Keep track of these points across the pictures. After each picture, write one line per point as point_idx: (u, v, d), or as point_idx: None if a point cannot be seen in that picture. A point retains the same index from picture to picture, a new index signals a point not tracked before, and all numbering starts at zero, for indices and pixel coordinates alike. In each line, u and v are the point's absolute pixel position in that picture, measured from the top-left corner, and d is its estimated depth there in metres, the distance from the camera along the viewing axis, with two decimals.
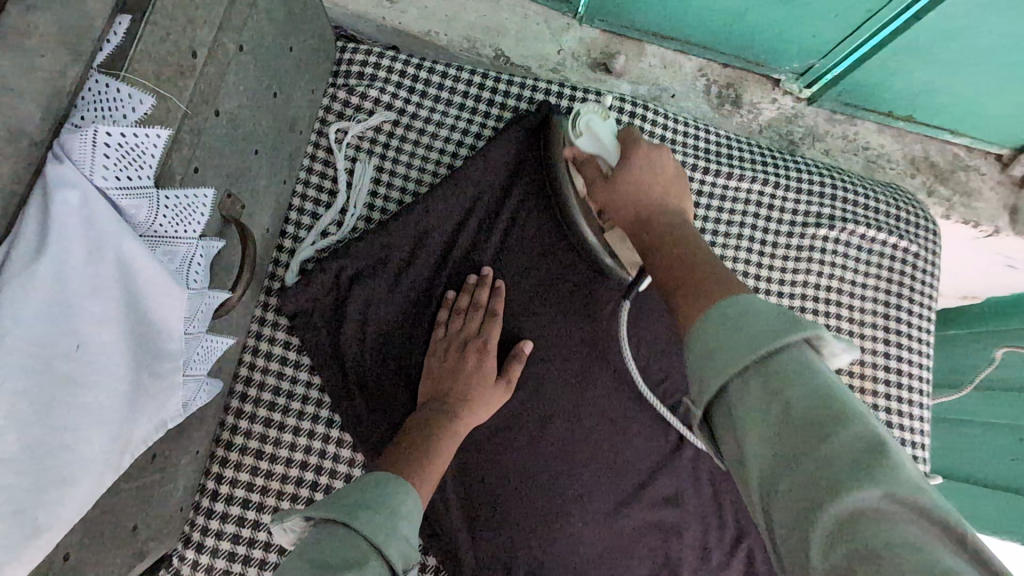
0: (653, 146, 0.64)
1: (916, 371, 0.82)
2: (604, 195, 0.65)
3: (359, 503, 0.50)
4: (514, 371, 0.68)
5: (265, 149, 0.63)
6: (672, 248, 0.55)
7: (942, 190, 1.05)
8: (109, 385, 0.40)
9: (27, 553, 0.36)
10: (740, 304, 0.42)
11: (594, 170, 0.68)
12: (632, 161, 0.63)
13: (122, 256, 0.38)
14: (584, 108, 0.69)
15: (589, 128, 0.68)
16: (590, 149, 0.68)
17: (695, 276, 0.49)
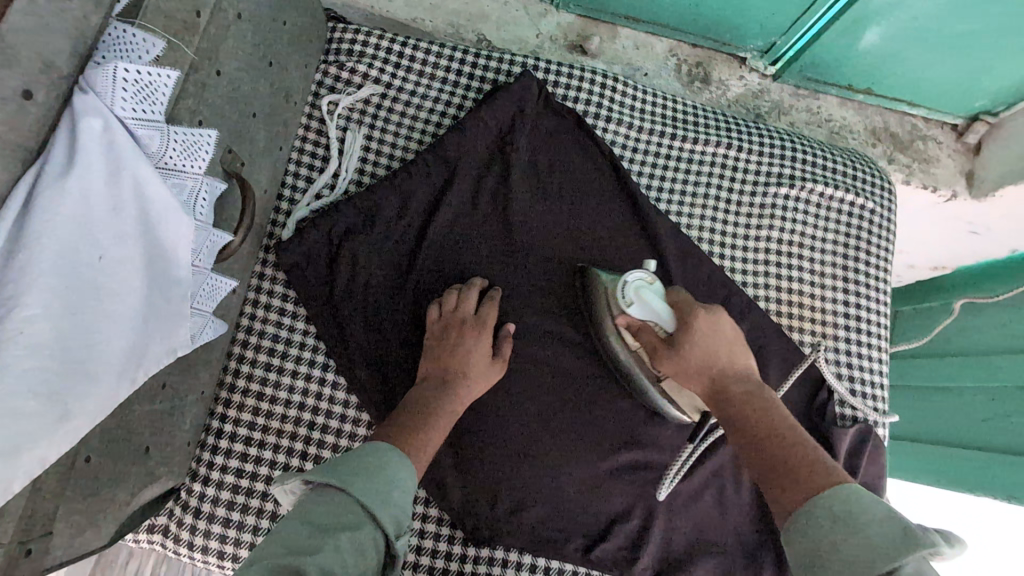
0: (710, 313, 0.66)
1: (874, 318, 0.87)
2: (672, 369, 0.65)
3: (360, 470, 0.54)
4: (505, 348, 0.73)
5: (262, 113, 0.69)
6: (760, 419, 0.58)
7: (902, 157, 1.12)
8: (127, 297, 0.45)
9: (60, 435, 0.41)
10: (842, 502, 0.47)
11: (653, 339, 0.68)
12: (699, 331, 0.65)
13: (139, 181, 0.44)
14: (629, 275, 0.70)
15: (638, 295, 0.68)
16: (642, 318, 0.68)
17: (793, 465, 0.53)
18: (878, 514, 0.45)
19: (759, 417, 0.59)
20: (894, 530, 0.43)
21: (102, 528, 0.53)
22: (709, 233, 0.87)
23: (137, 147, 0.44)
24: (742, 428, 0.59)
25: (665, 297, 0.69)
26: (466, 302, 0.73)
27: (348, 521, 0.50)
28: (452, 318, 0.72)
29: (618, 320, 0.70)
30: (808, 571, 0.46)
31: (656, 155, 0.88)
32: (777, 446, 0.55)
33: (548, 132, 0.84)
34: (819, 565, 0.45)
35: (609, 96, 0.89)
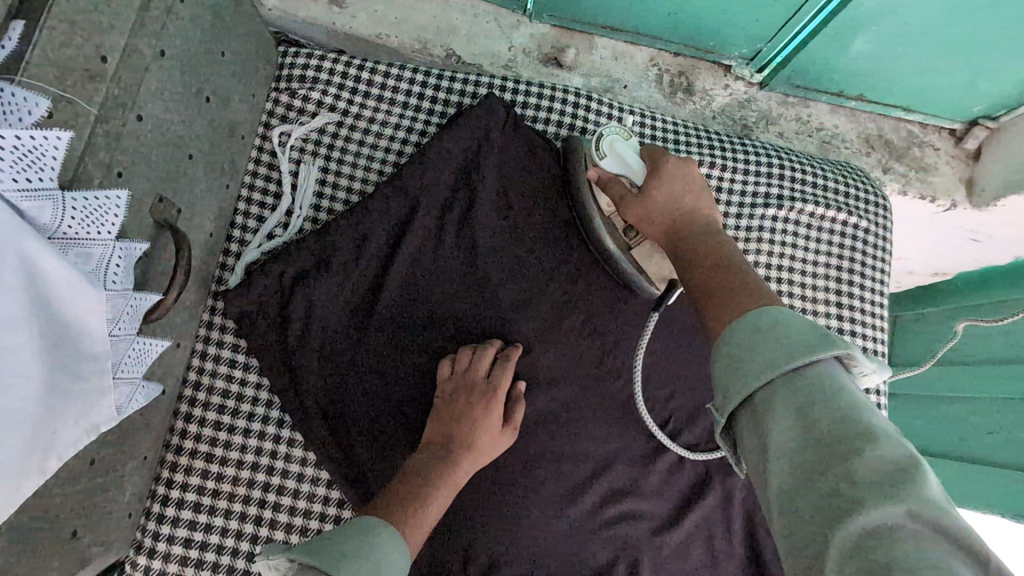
0: (678, 160, 0.65)
1: (870, 343, 0.84)
2: (636, 211, 0.65)
3: (339, 556, 0.51)
4: (516, 416, 0.70)
5: (201, 153, 0.64)
6: (706, 246, 0.58)
7: (898, 166, 1.06)
8: (24, 387, 0.40)
9: None
10: (777, 316, 0.45)
11: (620, 190, 0.67)
12: (664, 175, 0.64)
13: (28, 260, 0.39)
14: (605, 131, 0.68)
15: (612, 148, 0.67)
16: (614, 170, 0.67)
17: (736, 284, 0.52)
18: (802, 318, 0.45)
19: (706, 247, 0.58)
20: (818, 333, 0.43)
21: None
22: None
23: (24, 221, 0.38)
24: (690, 259, 0.58)
25: (640, 151, 0.68)
26: (481, 363, 0.69)
27: None
28: (464, 380, 0.68)
29: (589, 172, 0.69)
30: (722, 378, 0.45)
31: None
32: (721, 270, 0.54)
33: (517, 158, 0.79)
34: (731, 378, 0.44)
35: (583, 115, 0.83)
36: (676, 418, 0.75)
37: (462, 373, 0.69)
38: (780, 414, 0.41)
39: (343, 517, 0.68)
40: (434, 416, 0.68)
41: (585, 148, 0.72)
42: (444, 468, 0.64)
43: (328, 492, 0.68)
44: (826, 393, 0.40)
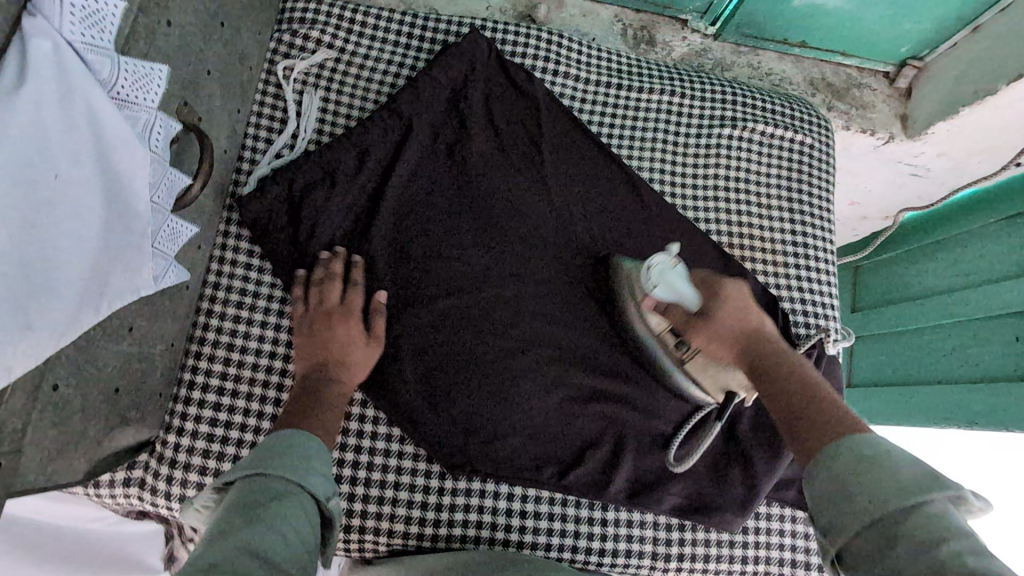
0: (733, 286, 0.72)
1: (821, 245, 0.91)
2: (705, 335, 0.71)
3: (273, 454, 0.57)
4: (378, 325, 0.73)
5: (217, 71, 0.71)
6: (772, 368, 0.66)
7: (841, 104, 1.18)
8: (85, 220, 0.46)
9: (23, 344, 0.42)
10: (877, 449, 0.52)
11: (680, 316, 0.73)
12: (724, 304, 0.71)
13: (91, 104, 0.45)
14: (654, 258, 0.73)
15: (663, 281, 0.72)
16: (668, 298, 0.73)
17: (817, 410, 0.60)
18: (914, 458, 0.51)
19: (770, 371, 0.66)
20: (933, 477, 0.48)
21: (73, 464, 0.53)
22: (660, 175, 0.91)
23: (88, 71, 0.45)
24: (763, 388, 0.65)
25: (689, 278, 0.73)
26: (331, 295, 0.73)
27: (279, 492, 0.53)
28: (317, 311, 0.72)
29: (644, 301, 0.75)
30: (838, 506, 0.51)
31: (604, 104, 0.93)
32: (797, 400, 0.62)
33: (500, 90, 0.88)
34: (846, 514, 0.50)
35: (556, 51, 0.93)
36: None
37: (333, 306, 0.73)
38: (901, 539, 0.46)
39: (356, 398, 0.75)
40: (298, 351, 0.72)
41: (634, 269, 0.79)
42: (329, 385, 0.69)
43: None
44: (946, 531, 0.44)
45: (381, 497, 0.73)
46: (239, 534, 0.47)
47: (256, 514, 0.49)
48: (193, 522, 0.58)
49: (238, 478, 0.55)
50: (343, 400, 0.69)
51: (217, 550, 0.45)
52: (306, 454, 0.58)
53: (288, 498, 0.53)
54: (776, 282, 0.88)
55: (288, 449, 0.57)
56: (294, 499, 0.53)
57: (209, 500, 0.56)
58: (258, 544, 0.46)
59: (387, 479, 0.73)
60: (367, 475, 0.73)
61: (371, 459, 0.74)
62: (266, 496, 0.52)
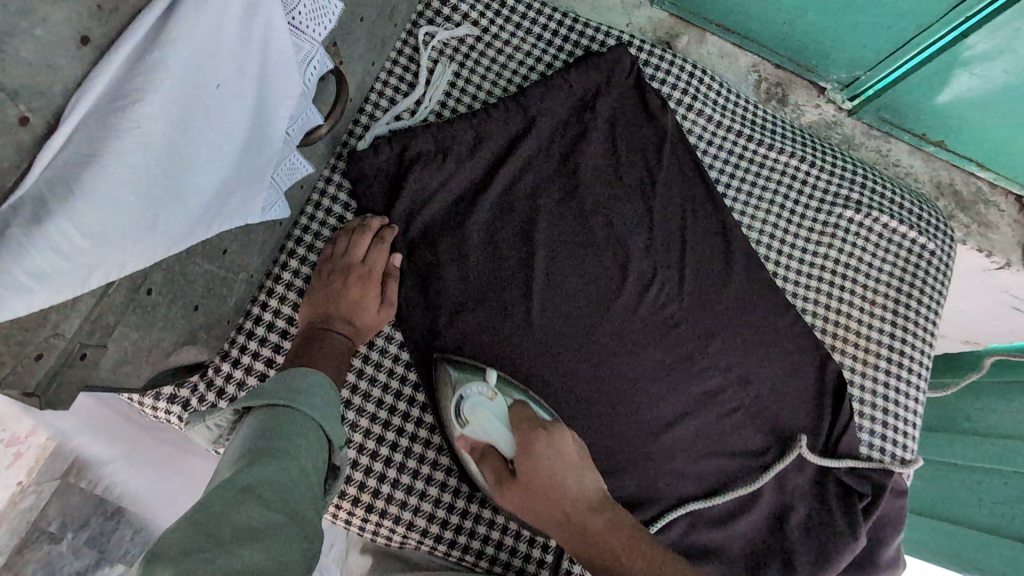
0: (551, 434, 0.64)
1: (918, 356, 0.85)
2: (520, 496, 0.62)
3: (290, 388, 0.56)
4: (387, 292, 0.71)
5: (369, 21, 0.70)
6: (605, 541, 0.57)
7: (962, 217, 1.11)
8: (228, 136, 0.45)
9: (145, 244, 0.41)
10: None
11: (494, 464, 0.66)
12: (541, 455, 0.62)
13: (268, 23, 0.44)
14: (465, 392, 0.68)
15: (477, 417, 0.67)
16: (479, 438, 0.67)
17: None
18: None
19: (622, 557, 0.56)
20: None
21: (141, 372, 0.52)
22: (768, 239, 0.86)
23: None
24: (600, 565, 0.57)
25: (507, 416, 0.68)
26: (358, 248, 0.71)
27: (299, 428, 0.53)
28: (333, 262, 0.70)
29: (457, 440, 0.68)
30: None
31: (730, 152, 0.89)
32: (636, 569, 0.55)
33: (630, 110, 0.85)
34: None
35: (695, 87, 0.90)
36: (727, 374, 0.79)
37: (364, 264, 0.70)
38: None
39: (409, 379, 0.73)
40: (304, 302, 0.69)
41: (446, 390, 0.70)
42: (330, 333, 0.66)
43: (398, 352, 0.74)
44: None
45: (409, 487, 0.70)
46: (263, 460, 0.49)
47: (280, 443, 0.51)
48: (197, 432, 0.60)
49: (261, 405, 0.55)
50: (348, 356, 0.67)
51: (247, 473, 0.47)
52: (322, 391, 0.58)
53: (306, 431, 0.54)
54: (860, 382, 0.83)
55: (312, 388, 0.57)
56: (311, 434, 0.54)
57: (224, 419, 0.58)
58: (277, 474, 0.48)
59: (420, 470, 0.71)
60: (402, 459, 0.71)
61: (410, 444, 0.71)
62: (281, 430, 0.52)
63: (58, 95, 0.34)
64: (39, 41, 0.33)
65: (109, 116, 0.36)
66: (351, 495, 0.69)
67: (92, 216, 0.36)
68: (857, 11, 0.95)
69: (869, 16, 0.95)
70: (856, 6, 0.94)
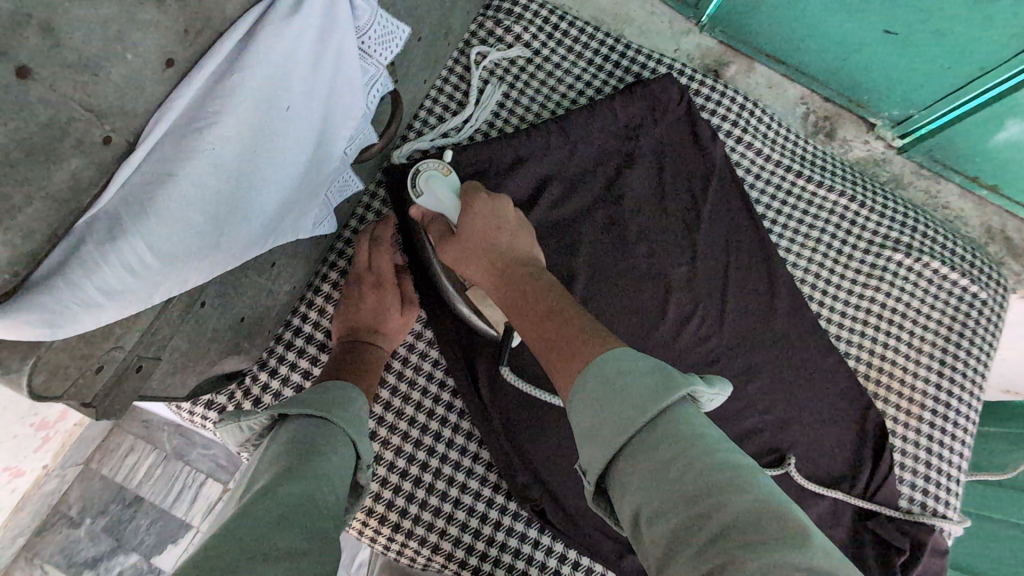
0: (490, 198, 0.59)
1: (965, 409, 0.81)
2: (452, 257, 0.60)
3: (320, 402, 0.55)
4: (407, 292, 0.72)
5: (425, 40, 0.70)
6: (526, 305, 0.53)
7: (1013, 265, 1.07)
8: (293, 156, 0.45)
9: (206, 263, 0.41)
10: (615, 364, 0.42)
11: (441, 228, 0.63)
12: (473, 210, 0.58)
13: (341, 48, 0.44)
14: (423, 165, 0.64)
15: (427, 184, 0.63)
16: (431, 208, 0.63)
17: (560, 330, 0.48)
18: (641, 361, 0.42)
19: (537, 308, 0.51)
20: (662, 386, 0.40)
21: (185, 381, 0.52)
22: (812, 278, 0.84)
23: (350, 15, 0.44)
24: (515, 309, 0.54)
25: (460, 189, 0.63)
26: (363, 257, 0.70)
27: (329, 444, 0.52)
28: (356, 272, 0.69)
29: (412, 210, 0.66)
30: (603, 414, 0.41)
31: (777, 187, 0.87)
32: (553, 324, 0.49)
33: (679, 139, 0.84)
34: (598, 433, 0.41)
35: (744, 118, 0.88)
36: (765, 416, 0.76)
37: (385, 270, 0.70)
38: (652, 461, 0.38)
39: (442, 400, 0.72)
40: (335, 316, 0.69)
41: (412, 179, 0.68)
42: (362, 345, 0.66)
43: (432, 370, 0.73)
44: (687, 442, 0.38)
45: (437, 509, 0.69)
46: (297, 477, 0.47)
47: (314, 461, 0.49)
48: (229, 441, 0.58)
49: (297, 415, 0.54)
50: (383, 363, 0.67)
51: (280, 492, 0.46)
52: (351, 403, 0.57)
53: (339, 450, 0.53)
54: (903, 432, 0.80)
55: (345, 400, 0.57)
56: (344, 453, 0.53)
57: (258, 423, 0.55)
58: (309, 493, 0.47)
59: (448, 492, 0.69)
60: (431, 480, 0.70)
61: (439, 465, 0.70)
62: (309, 449, 0.51)
63: (140, 115, 0.35)
64: (130, 65, 0.33)
65: (182, 139, 0.37)
66: (379, 513, 0.68)
67: (160, 237, 0.36)
68: (918, 46, 0.93)
69: (930, 52, 0.93)
70: (920, 41, 0.92)
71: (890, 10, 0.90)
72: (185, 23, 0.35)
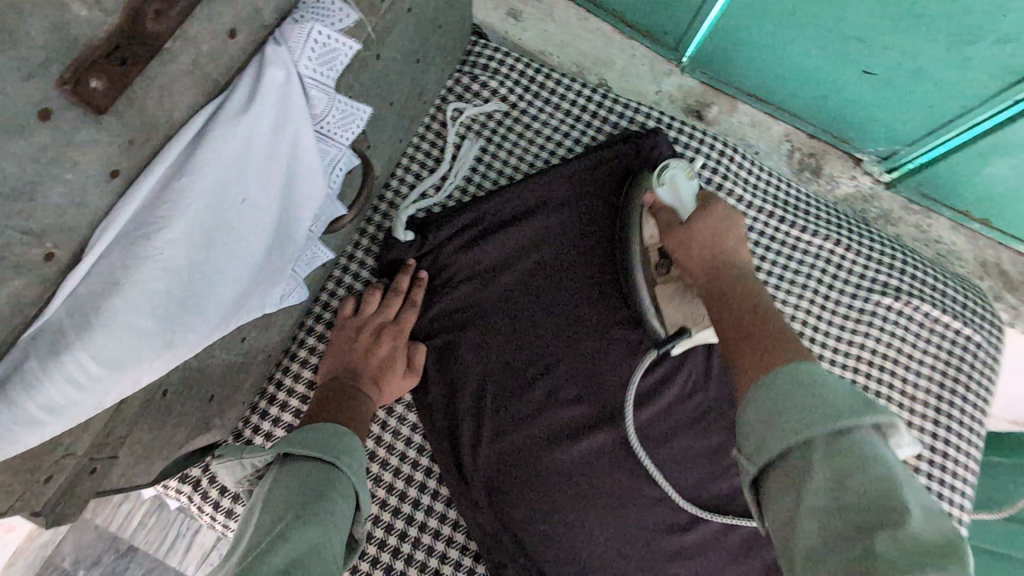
0: (728, 214, 0.64)
1: (963, 461, 0.79)
2: (677, 244, 0.64)
3: (318, 445, 0.54)
4: (415, 356, 0.70)
5: (398, 103, 0.71)
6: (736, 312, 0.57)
7: (1010, 298, 1.05)
8: (253, 243, 0.45)
9: (162, 362, 0.41)
10: (814, 375, 0.46)
11: (669, 217, 0.69)
12: (715, 216, 0.63)
13: (296, 135, 0.44)
14: (671, 162, 0.71)
15: (671, 180, 0.70)
16: (665, 198, 0.70)
17: (761, 334, 0.53)
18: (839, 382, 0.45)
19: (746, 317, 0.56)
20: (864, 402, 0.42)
21: (150, 465, 0.52)
22: (800, 325, 0.83)
23: (306, 105, 0.44)
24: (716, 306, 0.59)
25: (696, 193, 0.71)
26: (386, 308, 0.71)
27: (333, 489, 0.51)
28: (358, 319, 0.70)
29: (644, 196, 0.72)
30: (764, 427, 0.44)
31: (761, 233, 0.86)
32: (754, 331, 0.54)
33: None
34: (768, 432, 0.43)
35: (723, 163, 0.88)
36: None
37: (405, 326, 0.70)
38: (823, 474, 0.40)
39: (421, 465, 0.71)
40: (327, 355, 0.69)
41: (643, 178, 0.74)
42: (351, 391, 0.63)
43: (411, 434, 0.72)
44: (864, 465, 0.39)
45: None
46: (307, 524, 0.46)
47: (322, 506, 0.48)
48: (227, 481, 0.58)
49: (307, 458, 0.53)
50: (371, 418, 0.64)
51: (290, 541, 0.44)
52: (350, 448, 0.56)
53: (344, 495, 0.51)
54: None
55: (343, 442, 0.56)
56: (347, 499, 0.51)
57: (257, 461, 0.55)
58: (317, 543, 0.45)
59: (428, 562, 0.68)
60: (410, 550, 0.68)
61: (419, 534, 0.69)
62: (310, 496, 0.49)
63: (84, 227, 0.35)
64: (69, 184, 0.33)
65: (131, 247, 0.37)
66: None
67: (108, 346, 0.36)
68: (899, 85, 0.93)
69: (911, 91, 0.93)
70: (899, 82, 0.92)
71: (868, 51, 0.90)
72: (131, 134, 0.35)
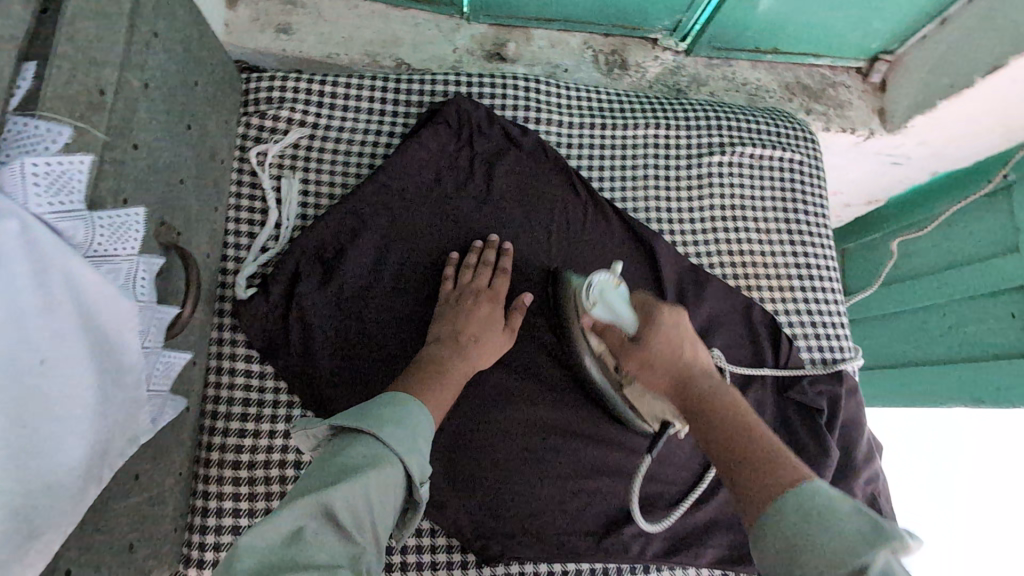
0: (672, 310, 0.65)
1: (822, 264, 0.91)
2: (635, 362, 0.63)
3: (384, 418, 0.54)
4: (515, 320, 0.75)
5: (190, 177, 0.67)
6: (703, 400, 0.56)
7: (817, 107, 1.17)
8: (78, 397, 0.42)
9: (27, 556, 0.40)
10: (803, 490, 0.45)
11: (616, 337, 0.68)
12: (660, 325, 0.63)
13: (67, 274, 0.42)
14: (595, 276, 0.69)
15: (602, 297, 0.68)
16: (605, 318, 0.68)
17: (749, 441, 0.50)
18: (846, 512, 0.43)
19: (705, 399, 0.56)
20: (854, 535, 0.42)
21: None
22: (656, 211, 0.89)
23: (60, 240, 0.42)
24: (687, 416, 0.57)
25: (631, 299, 0.68)
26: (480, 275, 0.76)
27: (374, 461, 0.50)
28: (468, 287, 0.74)
29: (584, 320, 0.71)
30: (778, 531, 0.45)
31: (591, 146, 0.90)
32: (702, 419, 0.54)
33: (492, 149, 0.84)
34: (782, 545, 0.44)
35: (535, 95, 0.90)
36: None
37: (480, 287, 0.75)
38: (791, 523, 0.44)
39: None
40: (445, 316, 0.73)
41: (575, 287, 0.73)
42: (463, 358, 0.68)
43: None
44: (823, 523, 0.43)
45: None
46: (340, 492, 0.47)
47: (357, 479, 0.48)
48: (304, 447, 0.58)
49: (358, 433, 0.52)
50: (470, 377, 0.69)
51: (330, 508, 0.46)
52: (410, 424, 0.55)
53: (388, 475, 0.50)
54: (783, 308, 0.88)
55: (403, 418, 0.55)
56: (393, 479, 0.50)
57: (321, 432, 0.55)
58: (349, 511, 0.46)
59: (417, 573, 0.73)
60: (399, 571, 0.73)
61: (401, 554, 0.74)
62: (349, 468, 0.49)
63: None
64: None
65: None
66: None
67: None
68: None
69: None
70: None
71: None
72: None
